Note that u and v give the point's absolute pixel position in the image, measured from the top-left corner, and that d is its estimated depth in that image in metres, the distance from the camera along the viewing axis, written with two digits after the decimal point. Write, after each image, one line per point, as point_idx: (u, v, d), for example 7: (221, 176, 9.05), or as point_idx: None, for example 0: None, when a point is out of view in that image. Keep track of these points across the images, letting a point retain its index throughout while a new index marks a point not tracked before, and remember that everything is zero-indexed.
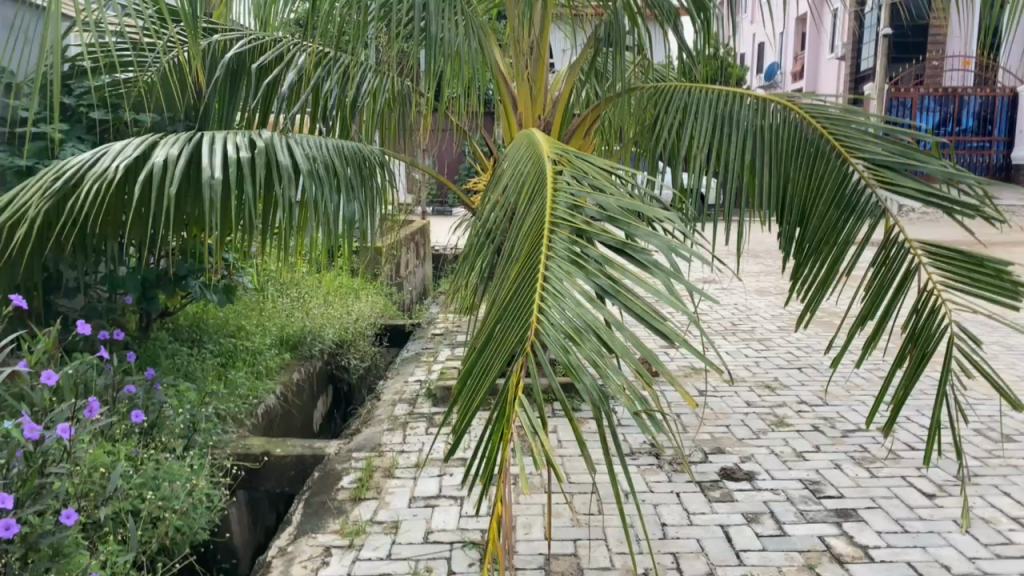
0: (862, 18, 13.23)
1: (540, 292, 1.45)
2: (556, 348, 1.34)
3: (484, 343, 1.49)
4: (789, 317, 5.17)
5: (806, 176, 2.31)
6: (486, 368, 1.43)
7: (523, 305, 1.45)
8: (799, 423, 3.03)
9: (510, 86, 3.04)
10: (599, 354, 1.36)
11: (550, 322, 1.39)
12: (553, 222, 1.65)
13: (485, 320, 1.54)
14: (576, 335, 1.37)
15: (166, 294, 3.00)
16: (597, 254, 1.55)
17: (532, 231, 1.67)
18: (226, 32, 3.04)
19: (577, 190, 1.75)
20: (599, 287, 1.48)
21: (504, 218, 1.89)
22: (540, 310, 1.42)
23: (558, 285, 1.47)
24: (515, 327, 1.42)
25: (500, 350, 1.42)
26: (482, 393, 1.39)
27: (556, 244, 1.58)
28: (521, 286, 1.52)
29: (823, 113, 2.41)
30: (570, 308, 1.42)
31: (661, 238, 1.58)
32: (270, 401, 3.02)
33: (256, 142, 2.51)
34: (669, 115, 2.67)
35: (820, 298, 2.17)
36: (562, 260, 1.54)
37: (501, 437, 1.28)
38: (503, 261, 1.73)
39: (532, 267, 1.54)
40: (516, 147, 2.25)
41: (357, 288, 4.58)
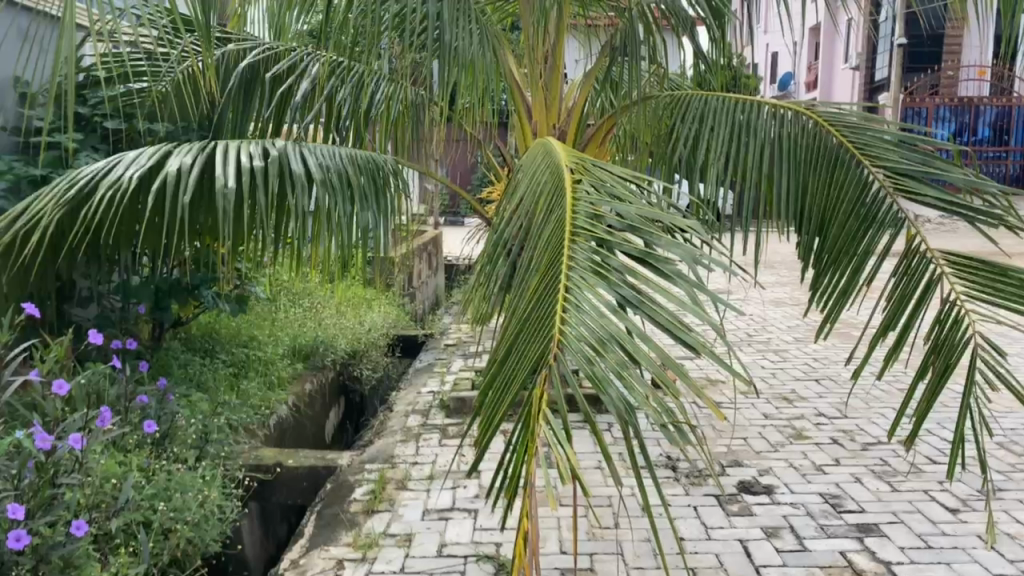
0: (876, 28, 13.18)
1: (562, 303, 1.43)
2: (580, 361, 1.32)
3: (504, 355, 1.47)
4: (806, 328, 5.12)
5: (825, 185, 2.29)
6: (506, 381, 1.41)
7: (545, 316, 1.43)
8: (818, 436, 2.98)
9: (524, 96, 3.04)
10: (623, 367, 1.33)
11: (573, 333, 1.37)
12: (573, 231, 1.62)
13: (505, 332, 1.52)
14: (600, 346, 1.35)
15: (180, 303, 2.99)
16: (618, 264, 1.53)
17: (552, 241, 1.65)
18: (239, 42, 3.05)
19: (596, 198, 1.73)
20: (622, 298, 1.46)
21: (522, 228, 1.87)
22: (562, 321, 1.39)
23: (581, 295, 1.45)
24: (537, 338, 1.40)
25: (521, 361, 1.40)
26: (504, 405, 1.36)
27: (577, 253, 1.56)
28: (542, 296, 1.50)
29: (843, 121, 2.38)
30: (594, 319, 1.40)
31: (683, 247, 1.56)
32: (282, 411, 3.01)
33: (270, 151, 2.51)
34: (686, 124, 2.64)
35: (841, 309, 2.13)
36: (584, 270, 1.52)
37: (525, 450, 1.25)
38: (521, 272, 1.71)
39: (552, 277, 1.52)
40: (531, 155, 2.24)
41: (370, 298, 4.57)
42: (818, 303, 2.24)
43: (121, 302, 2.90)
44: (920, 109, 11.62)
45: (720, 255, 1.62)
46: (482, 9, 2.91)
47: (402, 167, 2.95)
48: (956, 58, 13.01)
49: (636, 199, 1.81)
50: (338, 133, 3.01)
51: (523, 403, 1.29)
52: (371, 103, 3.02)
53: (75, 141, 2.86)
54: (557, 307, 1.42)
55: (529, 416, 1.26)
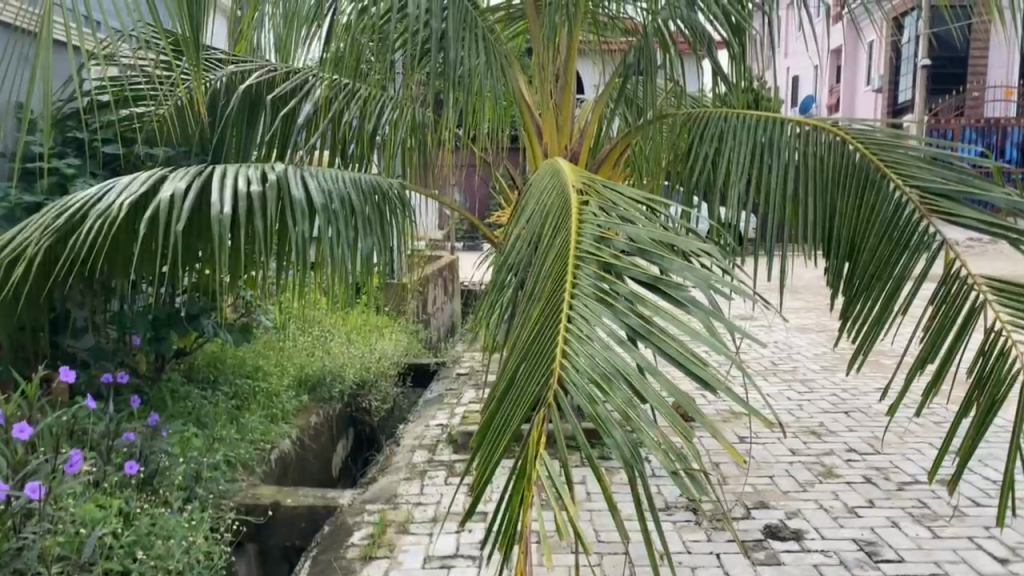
0: (898, 49, 13.00)
1: (564, 334, 1.30)
2: (582, 398, 1.18)
3: (504, 391, 1.34)
4: (832, 357, 4.93)
5: (856, 206, 2.15)
6: (504, 420, 1.27)
7: (545, 350, 1.30)
8: (849, 474, 2.81)
9: (535, 115, 2.87)
10: (630, 406, 1.20)
11: (574, 366, 1.24)
12: (579, 257, 1.49)
13: (505, 366, 1.39)
14: (604, 382, 1.22)
15: (179, 333, 2.89)
16: (627, 291, 1.39)
17: (555, 267, 1.51)
18: (241, 64, 2.95)
19: (605, 221, 1.60)
20: (630, 328, 1.33)
21: (528, 252, 1.74)
22: (564, 354, 1.26)
23: (584, 326, 1.31)
24: (537, 372, 1.27)
25: (520, 397, 1.27)
26: (500, 448, 1.23)
27: (582, 280, 1.43)
28: (543, 327, 1.36)
29: (871, 137, 2.24)
30: (597, 352, 1.26)
31: (698, 272, 1.42)
32: (284, 446, 2.88)
33: (269, 175, 2.40)
34: (704, 143, 2.51)
35: (877, 339, 1.98)
36: (588, 298, 1.38)
37: (522, 499, 1.12)
38: (525, 300, 1.58)
39: (555, 306, 1.39)
40: (540, 176, 2.11)
41: (381, 326, 4.44)
42: (850, 333, 2.09)
43: (117, 333, 2.80)
44: (944, 130, 11.40)
45: (741, 281, 1.48)
46: (490, 25, 2.79)
47: (409, 190, 2.84)
48: (981, 79, 12.79)
49: (648, 221, 1.68)
50: (342, 157, 2.90)
51: (519, 448, 1.16)
52: (376, 125, 2.92)
53: (73, 167, 2.78)
54: (558, 339, 1.29)
55: (525, 463, 1.13)
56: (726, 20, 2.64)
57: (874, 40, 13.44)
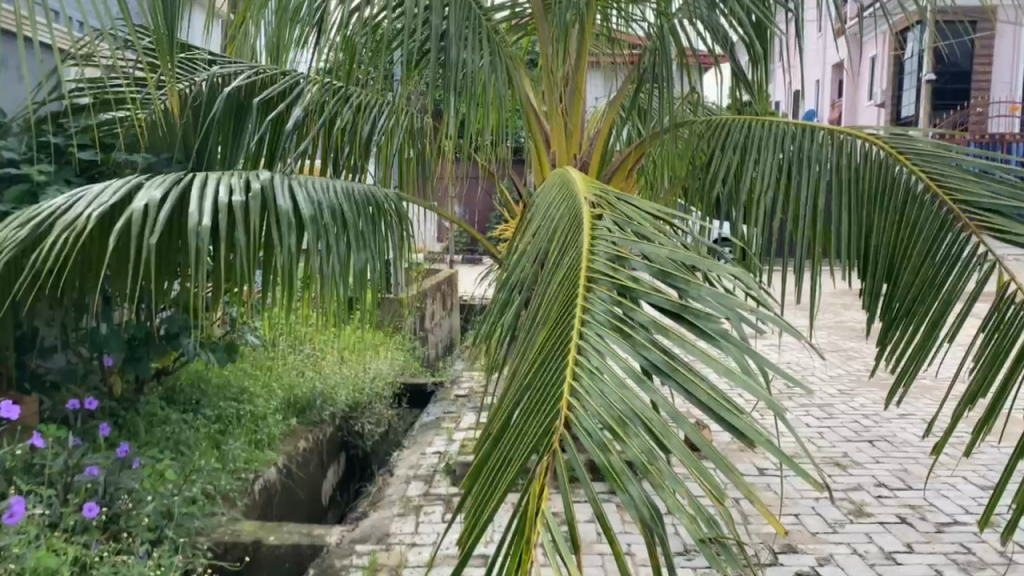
0: (902, 64, 12.88)
1: (571, 367, 1.08)
2: (592, 446, 0.97)
3: (499, 433, 1.12)
4: (846, 380, 4.74)
5: (895, 223, 1.95)
6: (498, 467, 1.06)
7: (550, 386, 1.09)
8: (881, 513, 2.61)
9: (542, 122, 2.66)
10: (650, 457, 0.99)
11: (583, 405, 1.03)
12: (590, 277, 1.28)
13: (502, 402, 1.18)
14: (619, 427, 1.01)
15: (158, 354, 2.69)
16: (644, 319, 1.18)
17: (562, 289, 1.30)
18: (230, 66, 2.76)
19: (620, 238, 1.39)
20: (649, 364, 1.11)
21: (534, 270, 1.53)
22: (573, 392, 1.05)
23: (596, 359, 1.10)
24: (540, 411, 1.06)
25: (518, 439, 1.06)
26: (494, 499, 1.02)
27: (593, 304, 1.22)
28: (548, 358, 1.15)
29: (911, 147, 2.05)
30: (611, 390, 1.05)
31: (729, 300, 1.21)
32: (270, 476, 2.68)
33: (252, 184, 2.20)
34: (726, 154, 2.33)
35: (921, 370, 1.78)
36: (601, 326, 1.17)
37: (517, 566, 0.91)
38: (527, 326, 1.36)
39: (562, 334, 1.18)
40: (548, 188, 1.91)
41: (376, 344, 4.24)
42: (888, 361, 1.89)
43: (90, 353, 2.61)
44: None
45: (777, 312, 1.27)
46: (496, 28, 2.59)
47: (406, 202, 2.65)
48: (986, 94, 12.67)
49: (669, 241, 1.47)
50: (335, 166, 2.72)
51: (517, 506, 0.95)
52: (371, 132, 2.73)
53: (45, 174, 2.59)
54: (565, 373, 1.08)
55: (524, 526, 0.91)
56: (747, 18, 2.46)
57: (878, 54, 13.32)
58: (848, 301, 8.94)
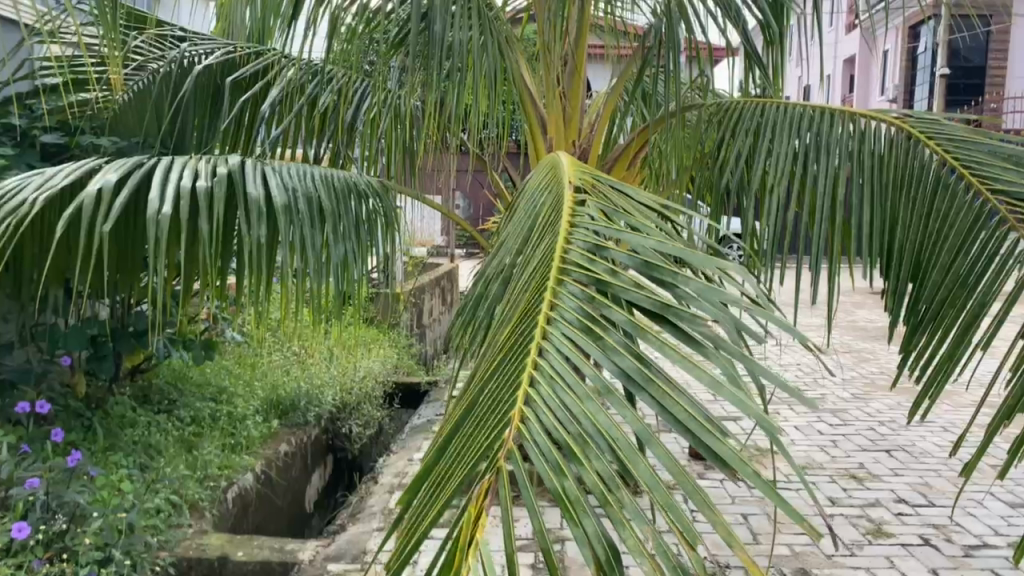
0: (916, 60, 12.62)
1: (530, 372, 0.88)
2: (544, 468, 0.78)
3: (446, 445, 0.94)
4: (860, 383, 4.54)
5: (924, 215, 1.75)
6: (438, 481, 0.88)
7: (505, 389, 0.89)
8: (900, 533, 2.42)
9: (540, 108, 2.48)
10: (612, 484, 0.79)
11: (538, 419, 0.83)
12: (562, 268, 1.05)
13: (454, 409, 0.99)
14: (578, 448, 0.81)
15: (125, 352, 2.51)
16: (622, 321, 0.93)
17: (532, 281, 1.10)
18: (205, 43, 2.57)
19: (600, 224, 1.16)
20: (621, 373, 0.87)
21: (512, 259, 1.35)
22: (528, 401, 0.85)
23: (559, 365, 0.89)
24: (490, 420, 0.87)
25: (463, 453, 0.87)
26: (427, 522, 0.83)
27: (564, 297, 1.01)
28: (505, 361, 0.95)
29: (941, 132, 1.86)
30: (574, 405, 0.85)
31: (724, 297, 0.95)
32: (246, 483, 2.50)
33: (217, 169, 2.00)
34: (736, 139, 2.13)
35: (951, 381, 1.58)
36: (568, 326, 0.95)
37: None
38: (496, 322, 1.18)
39: (526, 331, 0.98)
40: (538, 172, 1.72)
41: (369, 341, 4.06)
42: (913, 369, 1.69)
43: (51, 351, 2.43)
44: None
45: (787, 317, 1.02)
46: (491, 7, 2.41)
47: (390, 191, 2.46)
48: (1000, 89, 12.41)
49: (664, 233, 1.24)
50: (316, 152, 2.53)
51: (450, 534, 0.77)
52: (355, 114, 2.55)
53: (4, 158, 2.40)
54: (522, 380, 0.88)
55: (454, 559, 0.74)
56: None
57: (890, 48, 13.07)
58: (858, 300, 8.72)
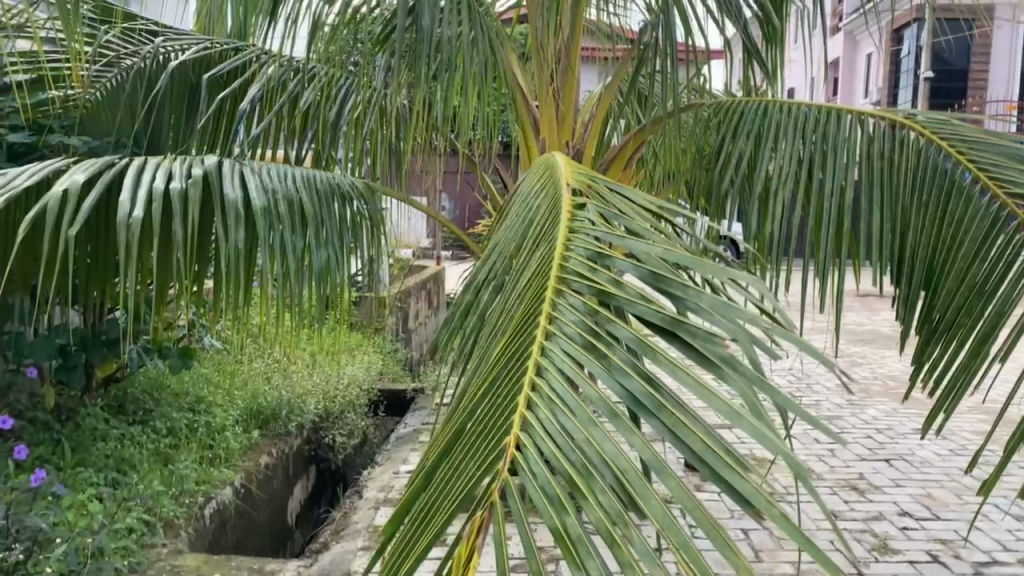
0: (901, 62, 12.64)
1: (527, 393, 0.78)
2: (543, 501, 0.67)
3: (433, 473, 0.84)
4: (852, 389, 4.48)
5: (937, 219, 1.67)
6: (425, 513, 0.78)
7: (499, 412, 0.79)
8: (902, 548, 2.35)
9: (532, 106, 2.39)
10: (619, 521, 0.67)
11: (535, 445, 0.72)
12: (562, 278, 0.96)
13: (443, 433, 0.89)
14: (581, 479, 0.70)
15: (96, 362, 2.40)
16: (628, 336, 0.84)
17: (528, 291, 1.00)
18: (181, 38, 2.45)
19: (602, 231, 1.07)
20: (629, 397, 0.77)
21: (504, 265, 1.25)
22: (525, 425, 0.75)
23: (559, 386, 0.79)
24: (482, 448, 0.76)
25: (453, 485, 0.76)
26: (411, 565, 0.73)
27: (563, 309, 0.90)
28: (498, 380, 0.85)
29: (956, 132, 1.78)
30: (576, 430, 0.74)
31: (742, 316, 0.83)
32: (224, 498, 2.39)
33: (193, 169, 1.89)
34: (737, 139, 2.05)
35: (965, 394, 1.50)
36: (569, 342, 0.85)
37: None
38: (489, 335, 1.08)
39: (521, 347, 0.87)
40: (533, 174, 1.62)
41: (353, 346, 3.95)
42: (926, 382, 1.60)
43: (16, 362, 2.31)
44: None
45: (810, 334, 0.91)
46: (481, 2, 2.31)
47: (375, 193, 2.36)
48: (983, 92, 12.45)
49: (670, 241, 1.14)
50: (297, 152, 2.43)
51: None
52: (339, 113, 2.44)
53: None
54: (518, 402, 0.77)
55: None
56: None
57: (875, 51, 13.08)
58: (846, 303, 8.69)
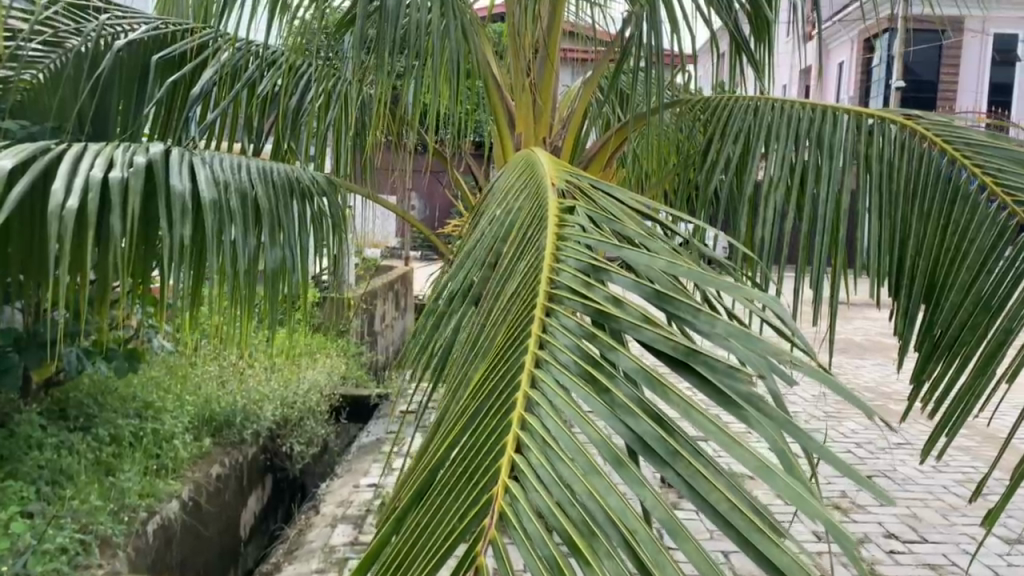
0: (872, 73, 12.71)
1: (516, 431, 0.65)
2: (536, 565, 0.54)
3: (402, 519, 0.71)
4: (827, 400, 4.39)
5: (940, 229, 1.56)
6: (390, 569, 0.65)
7: (481, 454, 0.65)
8: None
9: (507, 100, 2.25)
10: None
11: (526, 496, 0.60)
12: (553, 294, 0.82)
13: (415, 474, 0.75)
14: (583, 541, 0.58)
15: (31, 364, 2.21)
16: (633, 366, 0.71)
17: (513, 308, 0.86)
18: (133, 17, 2.27)
19: (595, 239, 0.93)
20: (635, 441, 0.64)
21: (482, 274, 1.12)
22: (514, 470, 0.62)
23: (554, 422, 0.66)
24: (461, 497, 0.63)
25: (427, 542, 0.63)
26: None
27: (556, 331, 0.76)
28: (481, 414, 0.72)
29: (959, 135, 1.67)
30: (574, 479, 0.61)
31: (763, 347, 0.71)
32: (169, 513, 2.22)
33: (135, 158, 1.71)
34: (728, 141, 1.93)
35: (972, 413, 1.35)
36: (563, 372, 0.71)
37: None
38: (465, 357, 0.94)
39: (505, 375, 0.74)
40: (512, 172, 1.49)
41: (315, 350, 3.78)
42: (925, 403, 1.47)
43: None
44: None
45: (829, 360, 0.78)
46: None
47: (340, 190, 2.21)
48: (951, 103, 12.54)
49: (669, 252, 1.01)
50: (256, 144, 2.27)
51: None
52: (300, 103, 2.29)
53: None
54: (506, 440, 0.64)
55: None
56: None
57: (847, 60, 13.13)
58: None
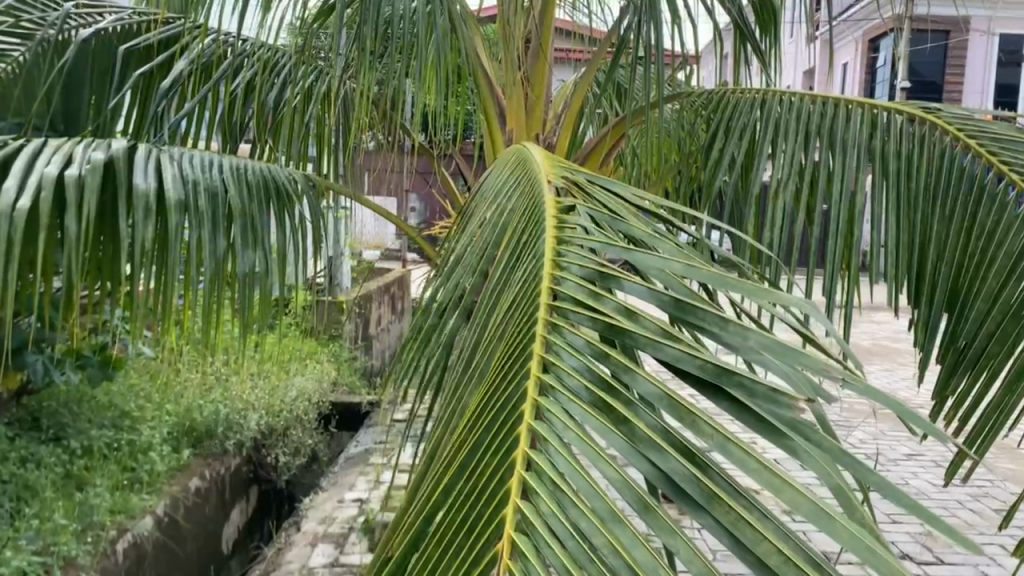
0: (875, 74, 12.56)
1: (520, 472, 0.53)
2: None
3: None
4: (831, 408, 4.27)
5: (965, 228, 1.44)
6: None
7: (481, 503, 0.54)
8: None
9: (498, 94, 2.13)
10: None
11: (538, 556, 0.49)
12: (554, 304, 0.70)
13: (402, 528, 0.63)
14: None
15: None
16: (655, 389, 0.59)
17: (510, 322, 0.74)
18: (104, 9, 2.14)
19: (598, 240, 0.82)
20: (664, 481, 0.53)
21: (473, 283, 1.00)
22: (520, 522, 0.51)
23: (565, 461, 0.54)
24: (460, 559, 0.52)
25: None
26: None
27: (560, 348, 0.65)
28: (476, 452, 0.60)
29: (976, 125, 1.56)
30: (594, 533, 0.50)
31: (804, 362, 0.59)
32: (142, 529, 2.11)
33: (95, 155, 1.59)
34: (732, 137, 1.81)
35: (1002, 433, 1.24)
36: (573, 399, 0.59)
37: None
38: (458, 383, 0.82)
39: (501, 404, 0.62)
40: (501, 170, 1.37)
41: (303, 355, 3.66)
42: (950, 419, 1.36)
43: None
44: None
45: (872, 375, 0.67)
46: None
47: (321, 190, 2.09)
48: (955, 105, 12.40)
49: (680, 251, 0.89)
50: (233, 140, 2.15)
51: None
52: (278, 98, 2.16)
53: None
54: (508, 484, 0.53)
55: None
56: None
57: (851, 61, 12.99)
58: None
